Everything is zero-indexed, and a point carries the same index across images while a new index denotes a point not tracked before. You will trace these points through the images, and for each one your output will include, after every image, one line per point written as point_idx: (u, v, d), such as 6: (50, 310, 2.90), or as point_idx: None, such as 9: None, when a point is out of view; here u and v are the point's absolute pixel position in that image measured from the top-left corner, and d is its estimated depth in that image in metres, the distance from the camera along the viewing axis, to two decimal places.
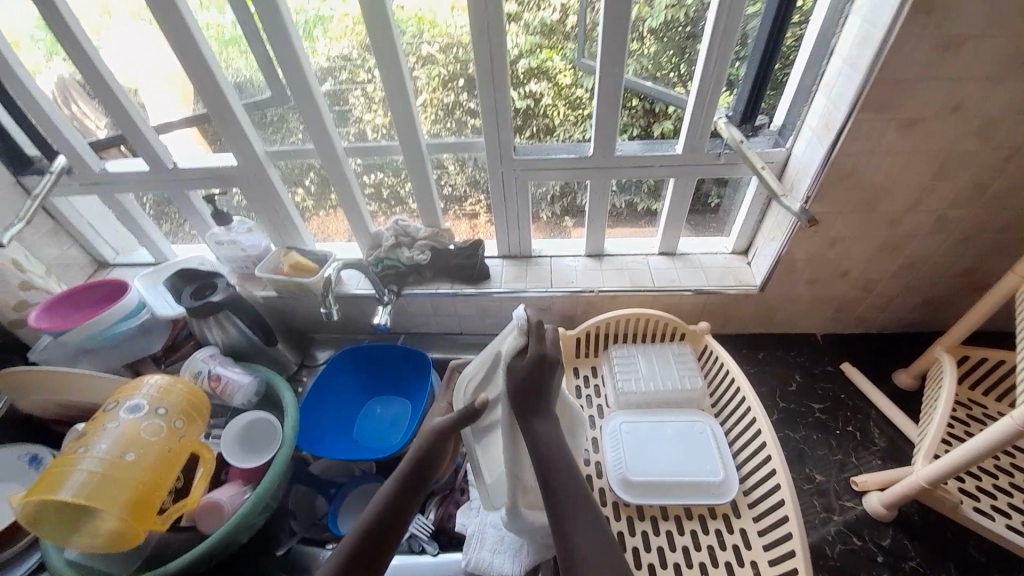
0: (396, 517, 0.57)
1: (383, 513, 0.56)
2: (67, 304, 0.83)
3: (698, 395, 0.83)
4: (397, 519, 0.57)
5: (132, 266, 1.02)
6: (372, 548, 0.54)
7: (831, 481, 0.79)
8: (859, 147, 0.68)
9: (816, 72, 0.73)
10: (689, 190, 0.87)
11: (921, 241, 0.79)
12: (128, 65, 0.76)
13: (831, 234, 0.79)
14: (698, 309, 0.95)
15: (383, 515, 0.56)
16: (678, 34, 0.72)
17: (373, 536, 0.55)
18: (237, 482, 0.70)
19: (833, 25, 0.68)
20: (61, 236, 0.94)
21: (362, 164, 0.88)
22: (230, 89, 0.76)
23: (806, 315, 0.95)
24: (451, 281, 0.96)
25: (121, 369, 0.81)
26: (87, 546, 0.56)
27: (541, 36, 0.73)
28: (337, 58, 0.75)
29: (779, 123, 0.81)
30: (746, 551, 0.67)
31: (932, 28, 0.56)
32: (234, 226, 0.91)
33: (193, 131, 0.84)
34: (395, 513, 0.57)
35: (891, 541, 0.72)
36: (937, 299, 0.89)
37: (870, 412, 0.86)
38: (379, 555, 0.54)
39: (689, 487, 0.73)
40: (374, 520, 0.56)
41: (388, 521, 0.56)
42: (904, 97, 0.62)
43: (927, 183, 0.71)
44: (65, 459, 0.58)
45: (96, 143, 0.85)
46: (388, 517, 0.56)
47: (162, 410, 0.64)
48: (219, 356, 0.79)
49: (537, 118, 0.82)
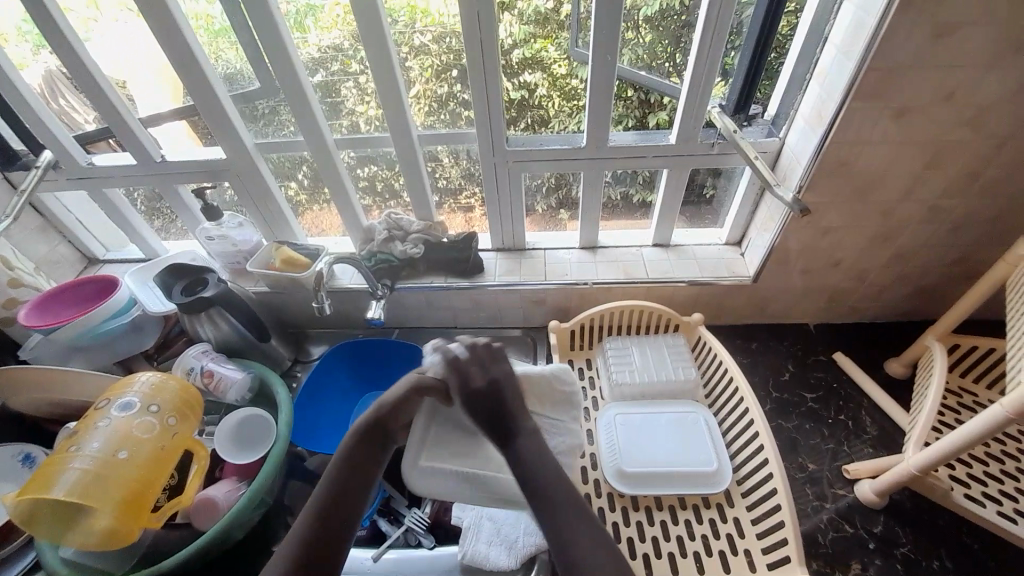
0: (359, 475, 0.60)
1: (343, 474, 0.59)
2: (58, 302, 0.82)
3: (692, 386, 0.84)
4: (360, 476, 0.60)
5: (122, 263, 1.01)
6: (340, 508, 0.57)
7: (823, 469, 0.80)
8: (852, 137, 0.67)
9: (810, 60, 0.72)
10: (684, 181, 0.87)
11: (914, 231, 0.79)
12: (114, 58, 0.74)
13: (825, 224, 0.79)
14: (693, 300, 0.95)
15: (344, 475, 0.59)
16: (673, 23, 0.72)
17: (337, 496, 0.57)
18: (232, 478, 0.70)
19: (827, 14, 0.67)
20: (49, 232, 0.93)
21: (354, 157, 0.88)
22: (218, 81, 0.75)
23: (800, 305, 0.95)
24: (445, 275, 0.96)
25: (112, 367, 0.81)
26: (82, 544, 0.56)
27: (534, 25, 0.72)
28: (328, 49, 0.74)
29: (773, 113, 0.80)
30: (740, 539, 0.68)
31: (927, 15, 0.56)
32: (224, 221, 0.90)
33: (183, 124, 0.82)
34: (355, 471, 0.60)
35: (882, 528, 0.73)
36: (930, 288, 0.89)
37: (863, 401, 0.87)
38: (348, 513, 0.57)
39: (683, 477, 0.73)
40: (336, 482, 0.59)
41: (350, 480, 0.59)
42: (898, 86, 0.62)
43: (921, 172, 0.71)
44: (57, 458, 0.58)
45: (82, 138, 0.84)
46: (350, 477, 0.59)
47: (155, 407, 0.63)
48: (211, 352, 0.79)
49: (532, 109, 0.81)
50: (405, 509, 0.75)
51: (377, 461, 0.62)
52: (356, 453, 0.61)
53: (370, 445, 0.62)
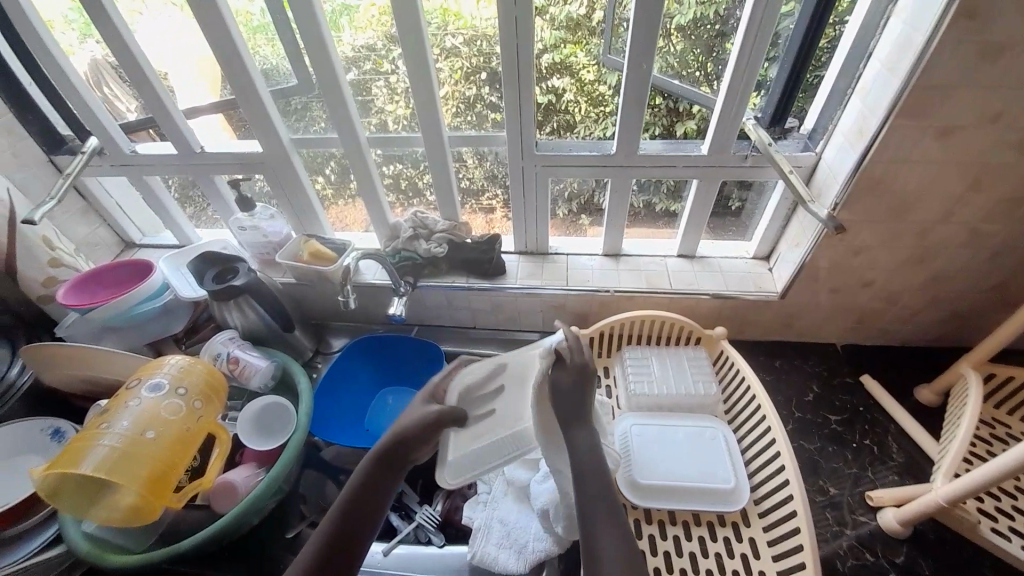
0: (374, 495, 0.58)
1: (358, 492, 0.57)
2: (95, 282, 0.85)
3: (712, 401, 0.82)
4: (376, 497, 0.58)
5: (156, 248, 1.05)
6: (349, 534, 0.55)
7: (844, 494, 0.77)
8: (892, 155, 0.66)
9: (851, 76, 0.71)
10: (712, 192, 0.85)
11: (953, 253, 0.77)
12: (159, 49, 0.77)
13: (857, 243, 0.77)
14: (716, 313, 0.94)
15: (358, 492, 0.57)
16: (707, 32, 0.71)
17: (351, 514, 0.56)
18: (250, 464, 0.71)
19: (872, 29, 0.66)
20: (90, 215, 0.97)
21: (382, 155, 0.89)
22: (258, 76, 0.77)
23: (827, 324, 0.93)
24: (466, 275, 0.96)
25: (143, 348, 0.83)
26: (105, 519, 0.58)
27: (566, 31, 0.72)
28: (361, 48, 0.76)
29: (810, 127, 0.78)
30: (755, 560, 0.67)
31: (978, 33, 0.54)
32: (256, 213, 0.92)
33: (221, 116, 0.85)
34: (370, 491, 0.57)
35: (904, 558, 0.71)
36: (966, 313, 0.86)
37: (889, 426, 0.84)
38: (360, 533, 0.56)
39: (697, 492, 0.72)
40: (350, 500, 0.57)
41: (364, 500, 0.57)
42: (943, 105, 0.60)
43: (963, 194, 0.69)
44: (87, 434, 0.60)
45: (125, 126, 0.87)
46: (364, 496, 0.57)
47: (182, 390, 0.65)
48: (238, 340, 0.81)
49: (559, 114, 0.81)
50: (416, 506, 0.75)
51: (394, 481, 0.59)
52: (372, 472, 0.58)
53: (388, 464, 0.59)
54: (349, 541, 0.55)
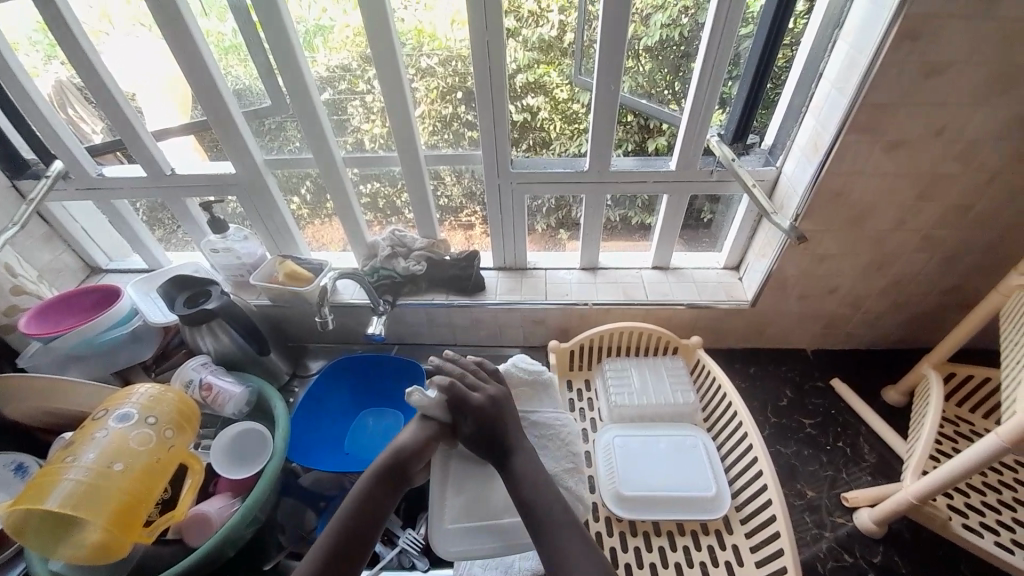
0: (374, 512, 0.59)
1: (360, 507, 0.59)
2: (59, 310, 0.82)
3: (690, 409, 0.84)
4: (375, 514, 0.59)
5: (125, 273, 1.02)
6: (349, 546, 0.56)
7: (822, 497, 0.79)
8: (848, 167, 0.69)
9: (805, 93, 0.75)
10: (683, 205, 0.88)
11: (908, 259, 0.81)
12: (129, 73, 0.76)
13: (821, 252, 0.81)
14: (691, 323, 0.96)
15: (361, 507, 0.59)
16: (673, 53, 0.74)
17: (354, 527, 0.57)
18: (225, 493, 0.69)
19: (822, 49, 0.70)
20: (54, 241, 0.94)
21: (359, 174, 0.89)
22: (230, 96, 0.76)
23: (797, 331, 0.96)
24: (446, 292, 0.96)
25: (110, 377, 0.80)
26: (72, 557, 0.55)
27: (538, 52, 0.75)
28: (336, 68, 0.76)
29: (770, 142, 0.83)
30: (738, 567, 0.67)
31: (918, 55, 0.58)
32: (229, 234, 0.91)
33: (192, 138, 0.84)
34: (371, 506, 0.59)
35: (881, 558, 0.72)
36: (924, 315, 0.91)
37: (860, 428, 0.87)
38: (360, 548, 0.56)
39: (680, 501, 0.73)
40: (352, 514, 0.58)
41: (366, 515, 0.58)
42: (891, 120, 0.64)
43: (914, 203, 0.73)
44: (52, 468, 0.57)
45: (92, 149, 0.85)
46: (366, 512, 0.59)
47: (152, 419, 0.63)
48: (211, 364, 0.79)
49: (534, 132, 0.83)
50: (399, 530, 0.73)
51: (392, 500, 0.61)
52: (372, 488, 0.61)
53: (388, 482, 0.62)
54: (348, 555, 0.55)
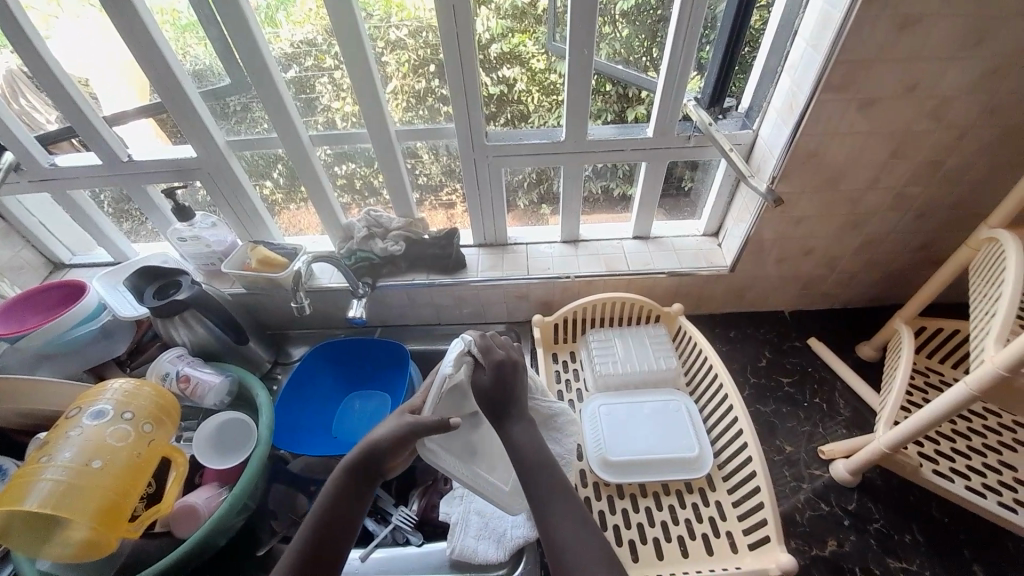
0: (351, 502, 0.57)
1: (336, 497, 0.57)
2: (25, 309, 0.79)
3: (673, 374, 0.85)
4: (349, 506, 0.57)
5: (91, 268, 0.98)
6: (324, 542, 0.54)
7: (800, 451, 0.82)
8: (822, 126, 0.69)
9: (780, 54, 0.74)
10: (662, 173, 0.88)
11: (882, 218, 0.82)
12: (78, 57, 0.72)
13: (797, 214, 0.81)
14: (673, 291, 0.97)
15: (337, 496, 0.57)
16: (649, 18, 0.72)
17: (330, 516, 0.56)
18: (212, 484, 0.69)
19: (796, 8, 0.68)
20: (11, 237, 0.90)
21: (331, 154, 0.86)
22: (187, 78, 0.72)
23: (776, 293, 0.97)
24: (427, 272, 0.95)
25: (84, 374, 0.78)
26: (58, 556, 0.55)
27: (512, 19, 0.72)
28: (300, 43, 0.72)
29: (747, 105, 0.82)
30: (722, 522, 0.70)
31: (892, 8, 0.57)
32: (196, 222, 0.88)
33: (150, 122, 0.79)
34: (345, 500, 0.57)
35: (856, 505, 0.76)
36: (898, 273, 0.93)
37: (836, 383, 0.90)
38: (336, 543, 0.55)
39: (665, 462, 0.74)
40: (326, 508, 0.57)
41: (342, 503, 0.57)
42: (864, 78, 0.64)
43: (887, 162, 0.73)
44: (28, 469, 0.56)
45: (43, 138, 0.80)
46: (339, 505, 0.57)
47: (128, 415, 0.62)
48: (188, 356, 0.77)
49: (511, 104, 0.80)
50: (391, 508, 0.74)
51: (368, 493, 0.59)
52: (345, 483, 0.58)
53: (360, 476, 0.59)
54: (331, 544, 0.55)
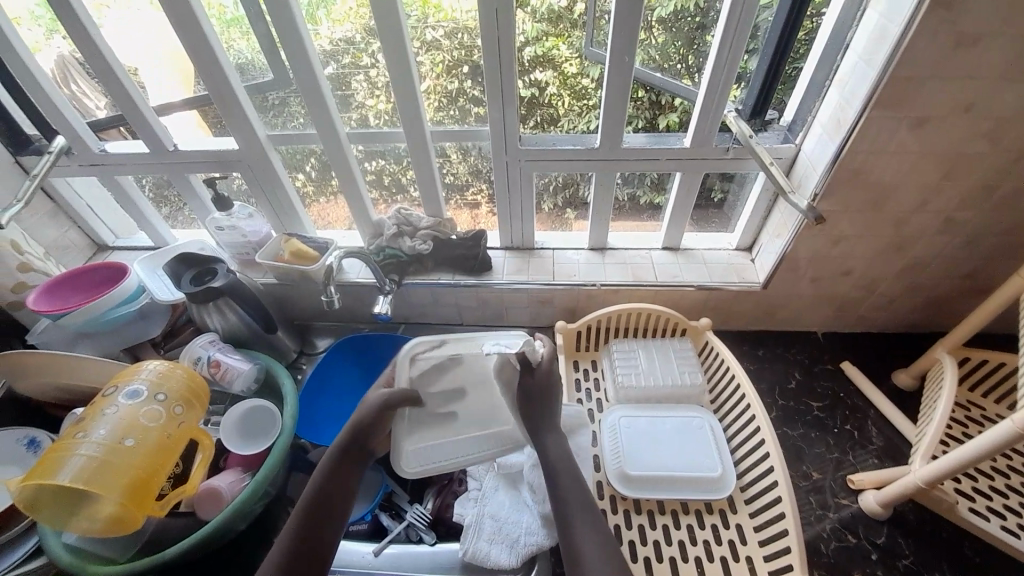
0: (337, 496, 0.58)
1: (321, 493, 0.58)
2: (66, 288, 0.82)
3: (697, 391, 0.83)
4: (339, 496, 0.59)
5: (132, 250, 1.02)
6: (314, 532, 0.55)
7: (827, 479, 0.79)
8: (870, 145, 0.67)
9: (829, 67, 0.71)
10: (696, 184, 0.86)
11: (927, 242, 0.78)
12: (130, 47, 0.75)
13: (836, 233, 0.79)
14: (701, 304, 0.94)
15: (321, 491, 0.58)
16: (687, 25, 0.71)
17: (315, 514, 0.56)
18: (236, 468, 0.70)
19: (849, 21, 0.66)
20: (60, 218, 0.94)
21: (364, 151, 0.87)
22: (232, 71, 0.74)
23: (809, 313, 0.94)
24: (452, 272, 0.96)
25: (120, 353, 0.81)
26: (86, 530, 0.56)
27: (547, 23, 0.72)
28: (339, 41, 0.74)
29: (789, 118, 0.79)
30: (742, 546, 0.68)
31: (949, 26, 0.55)
32: (235, 212, 0.90)
33: (194, 113, 0.82)
34: (334, 489, 0.59)
35: (885, 539, 0.73)
36: (939, 300, 0.89)
37: (869, 411, 0.86)
38: (326, 533, 0.56)
39: (687, 481, 0.73)
40: (314, 498, 0.58)
41: (328, 499, 0.58)
42: (918, 96, 0.61)
43: (936, 184, 0.70)
44: (64, 443, 0.58)
45: (94, 125, 0.84)
46: (329, 493, 0.58)
47: (161, 396, 0.64)
48: (219, 342, 0.79)
49: (541, 107, 0.80)
50: (406, 505, 0.75)
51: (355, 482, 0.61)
52: (332, 473, 0.60)
53: (349, 464, 0.61)
54: (320, 535, 0.55)
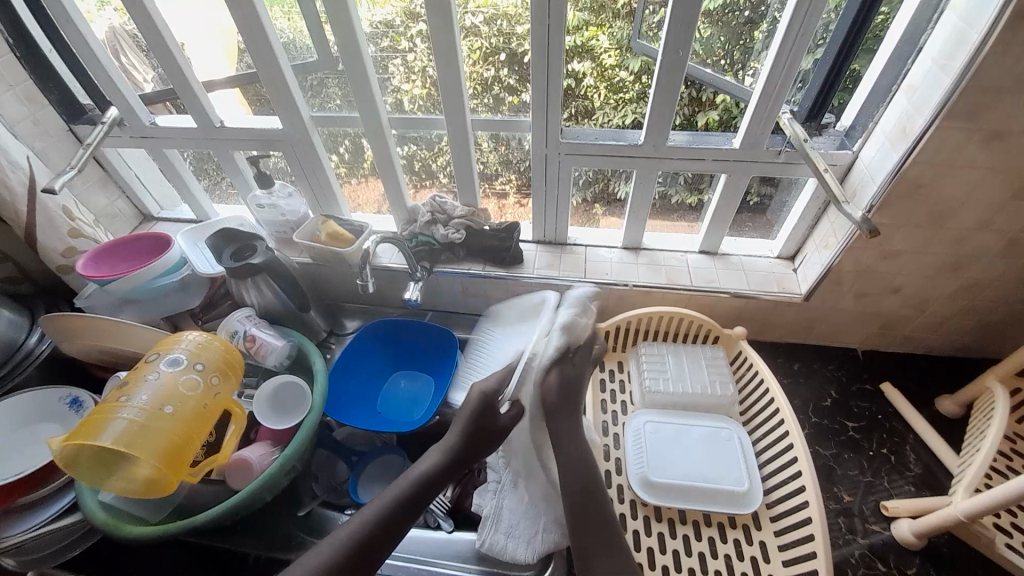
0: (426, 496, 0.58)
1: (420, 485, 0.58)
2: (114, 255, 0.85)
3: (727, 401, 0.81)
4: (429, 493, 0.58)
5: (174, 222, 1.04)
6: (392, 524, 0.55)
7: (857, 502, 0.76)
8: (935, 157, 0.63)
9: (898, 71, 0.67)
10: (740, 187, 0.83)
11: (987, 263, 0.74)
12: (180, 21, 0.76)
13: (889, 248, 0.75)
14: (736, 312, 0.92)
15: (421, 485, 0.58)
16: (735, 19, 0.69)
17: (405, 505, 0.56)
18: (266, 441, 0.72)
19: (922, 23, 0.63)
20: (110, 187, 0.97)
21: (398, 135, 0.87)
22: (280, 50, 0.75)
23: (850, 330, 0.91)
24: (483, 263, 0.95)
25: (160, 322, 0.84)
26: (121, 491, 0.58)
27: (589, 12, 0.70)
28: (379, 23, 0.74)
29: (847, 124, 0.76)
30: (764, 563, 0.66)
31: None
32: (275, 191, 0.92)
33: (236, 91, 0.84)
34: (429, 488, 0.58)
35: (916, 570, 0.70)
36: (993, 325, 0.84)
37: (908, 436, 0.83)
38: (399, 528, 0.55)
39: (710, 493, 0.71)
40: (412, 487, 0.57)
41: (421, 494, 0.58)
42: (993, 108, 0.57)
43: (1004, 203, 0.66)
44: (107, 406, 0.60)
45: (144, 97, 0.86)
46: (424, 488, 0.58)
47: (200, 366, 0.66)
48: (255, 318, 0.81)
49: (577, 99, 0.78)
50: None
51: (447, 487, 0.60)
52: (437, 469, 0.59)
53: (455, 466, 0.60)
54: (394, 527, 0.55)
